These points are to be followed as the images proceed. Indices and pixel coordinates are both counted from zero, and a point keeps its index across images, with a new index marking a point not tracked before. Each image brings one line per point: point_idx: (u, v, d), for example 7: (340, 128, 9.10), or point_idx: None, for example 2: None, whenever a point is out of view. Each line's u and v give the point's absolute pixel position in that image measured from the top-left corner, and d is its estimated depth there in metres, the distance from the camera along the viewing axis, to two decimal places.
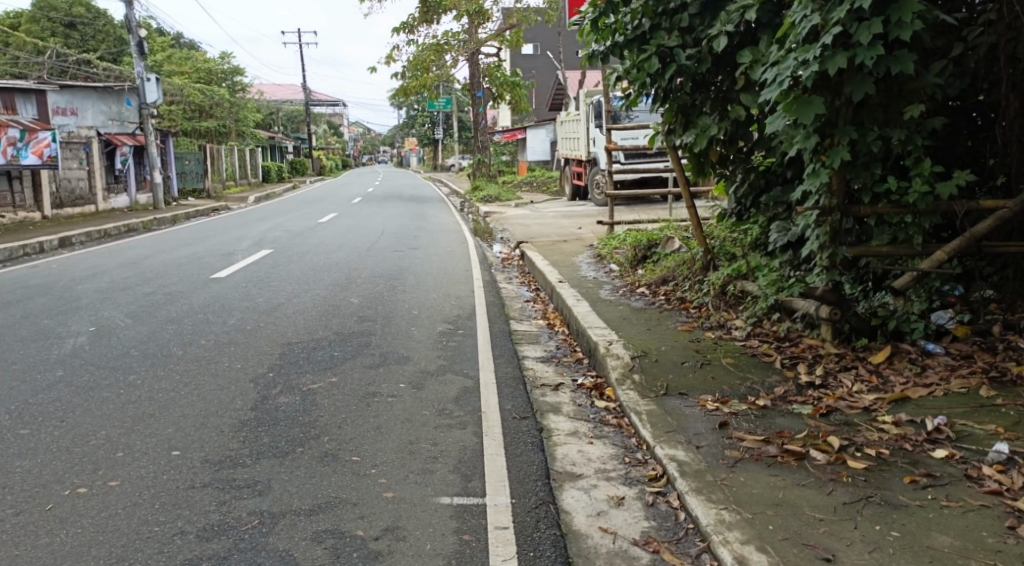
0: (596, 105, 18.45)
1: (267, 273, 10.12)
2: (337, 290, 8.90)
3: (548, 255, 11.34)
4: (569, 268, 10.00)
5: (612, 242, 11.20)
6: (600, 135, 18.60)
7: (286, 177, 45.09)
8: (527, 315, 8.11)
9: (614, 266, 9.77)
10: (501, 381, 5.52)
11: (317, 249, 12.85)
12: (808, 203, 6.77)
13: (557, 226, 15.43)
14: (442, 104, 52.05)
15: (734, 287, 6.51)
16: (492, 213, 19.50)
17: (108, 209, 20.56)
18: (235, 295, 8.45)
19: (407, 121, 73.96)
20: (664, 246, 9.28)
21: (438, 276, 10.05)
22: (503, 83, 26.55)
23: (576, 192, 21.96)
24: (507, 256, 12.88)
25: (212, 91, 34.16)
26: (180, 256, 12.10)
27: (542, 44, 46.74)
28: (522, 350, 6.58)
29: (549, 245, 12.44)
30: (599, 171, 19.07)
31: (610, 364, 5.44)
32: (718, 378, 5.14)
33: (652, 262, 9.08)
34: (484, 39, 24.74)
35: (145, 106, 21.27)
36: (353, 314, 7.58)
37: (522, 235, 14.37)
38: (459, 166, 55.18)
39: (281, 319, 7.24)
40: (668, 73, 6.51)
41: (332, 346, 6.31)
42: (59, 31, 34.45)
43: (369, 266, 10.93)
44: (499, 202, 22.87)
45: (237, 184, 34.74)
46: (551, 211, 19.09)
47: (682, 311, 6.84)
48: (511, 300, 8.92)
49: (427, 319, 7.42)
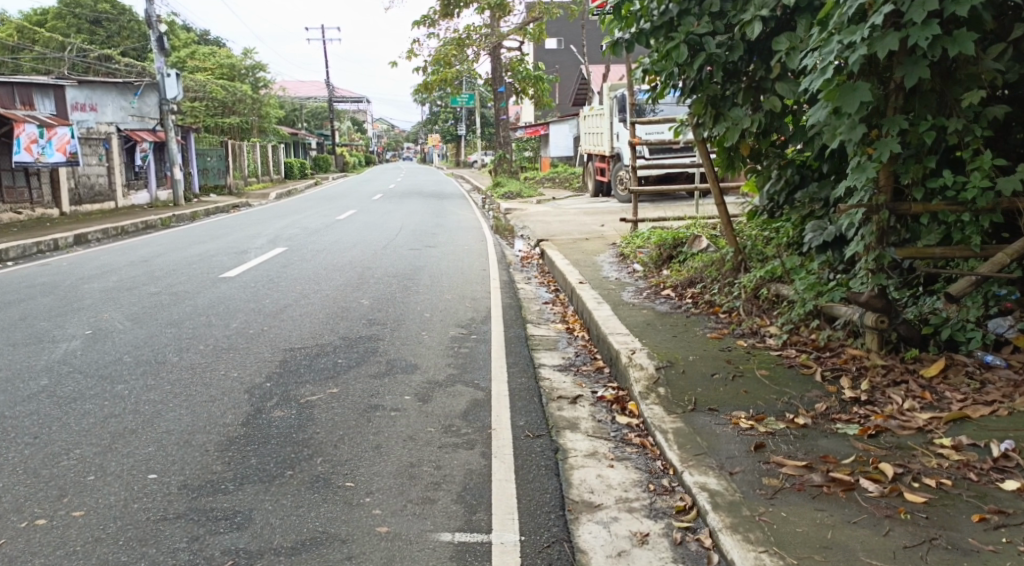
0: (620, 99, 17.96)
1: (278, 273, 9.77)
2: (349, 291, 8.53)
3: (568, 254, 10.91)
4: (590, 267, 9.59)
5: (635, 241, 10.77)
6: (624, 130, 18.12)
7: (308, 173, 44.99)
8: (545, 319, 7.70)
9: (637, 266, 9.35)
10: (514, 393, 5.12)
11: (332, 247, 12.53)
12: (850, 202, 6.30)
13: (579, 223, 14.99)
14: (465, 100, 51.76)
15: (768, 290, 6.05)
16: (512, 210, 19.11)
17: (127, 205, 20.41)
18: (242, 296, 8.11)
19: (430, 117, 73.62)
20: (690, 245, 8.81)
21: (454, 276, 9.67)
22: (525, 78, 26.08)
23: (599, 188, 21.49)
24: (527, 255, 12.48)
25: (234, 87, 34.05)
26: (192, 254, 11.82)
27: (566, 38, 46.16)
28: (539, 357, 6.18)
29: (570, 244, 12.02)
30: (623, 167, 18.59)
31: (633, 375, 5.00)
32: (751, 392, 4.70)
33: (677, 262, 8.64)
34: (506, 33, 24.29)
35: (165, 102, 21.11)
36: (362, 317, 7.21)
37: (543, 232, 13.95)
38: (482, 163, 54.79)
39: (286, 322, 6.89)
40: (698, 61, 6.05)
41: (336, 353, 5.93)
42: (84, 28, 34.49)
43: (384, 265, 10.55)
44: (521, 199, 22.47)
45: (259, 180, 34.59)
46: (573, 207, 18.64)
47: (710, 316, 6.39)
48: (528, 301, 8.52)
49: (440, 323, 7.04)
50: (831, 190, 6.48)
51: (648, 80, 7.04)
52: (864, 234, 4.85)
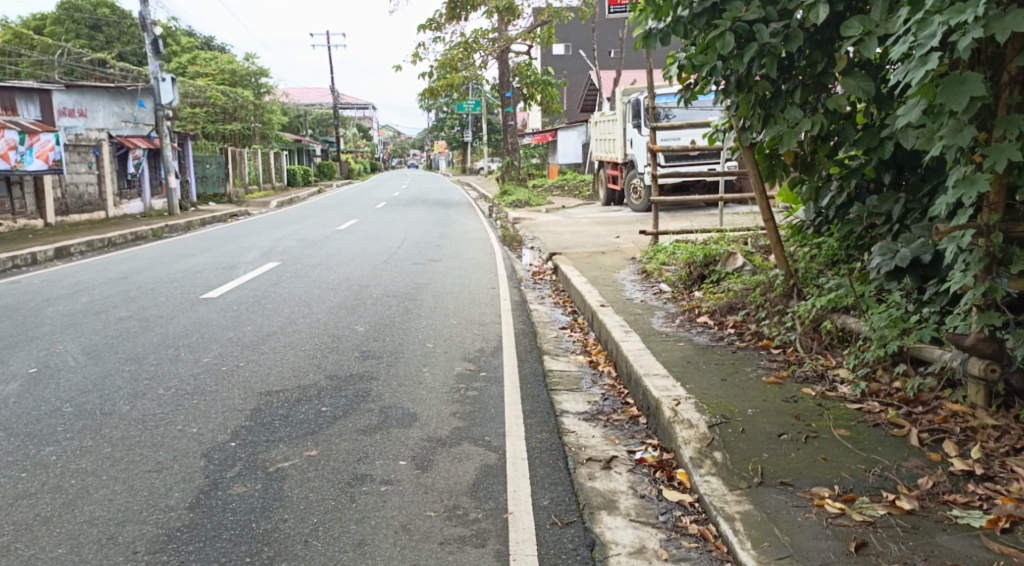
0: (634, 104, 17.04)
1: (266, 292, 8.86)
2: (342, 315, 7.61)
3: (584, 270, 9.99)
4: (610, 286, 8.68)
5: (659, 256, 9.85)
6: (638, 136, 17.18)
7: (312, 180, 44.18)
8: (563, 349, 6.77)
9: (664, 286, 8.44)
10: (534, 454, 4.18)
11: (329, 262, 11.61)
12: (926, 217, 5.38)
13: (593, 234, 14.09)
14: (470, 106, 50.93)
15: (832, 324, 5.11)
16: (521, 220, 18.19)
17: (119, 215, 19.56)
18: (221, 321, 7.20)
19: (435, 125, 72.74)
20: (723, 263, 7.93)
21: (460, 296, 8.76)
22: (534, 82, 25.17)
23: (611, 197, 20.54)
24: (539, 269, 11.57)
25: (235, 92, 33.28)
26: (176, 270, 10.91)
27: (574, 43, 45.22)
28: (560, 401, 5.24)
29: (586, 258, 11.11)
30: (637, 174, 17.65)
31: (680, 436, 4.05)
32: (832, 460, 3.76)
33: (710, 283, 7.73)
34: (514, 36, 23.38)
35: (160, 107, 20.30)
36: (354, 350, 6.27)
37: (555, 245, 13.01)
38: (489, 170, 53.86)
39: (267, 357, 5.96)
40: (747, 54, 5.13)
41: (321, 400, 4.99)
42: (83, 33, 33.80)
43: (383, 283, 9.65)
44: (530, 207, 21.55)
45: (260, 188, 33.71)
46: (584, 217, 17.69)
47: (762, 353, 5.45)
48: (544, 327, 7.60)
49: (444, 356, 6.12)
50: (897, 203, 5.58)
51: (682, 78, 6.13)
52: (966, 262, 3.92)
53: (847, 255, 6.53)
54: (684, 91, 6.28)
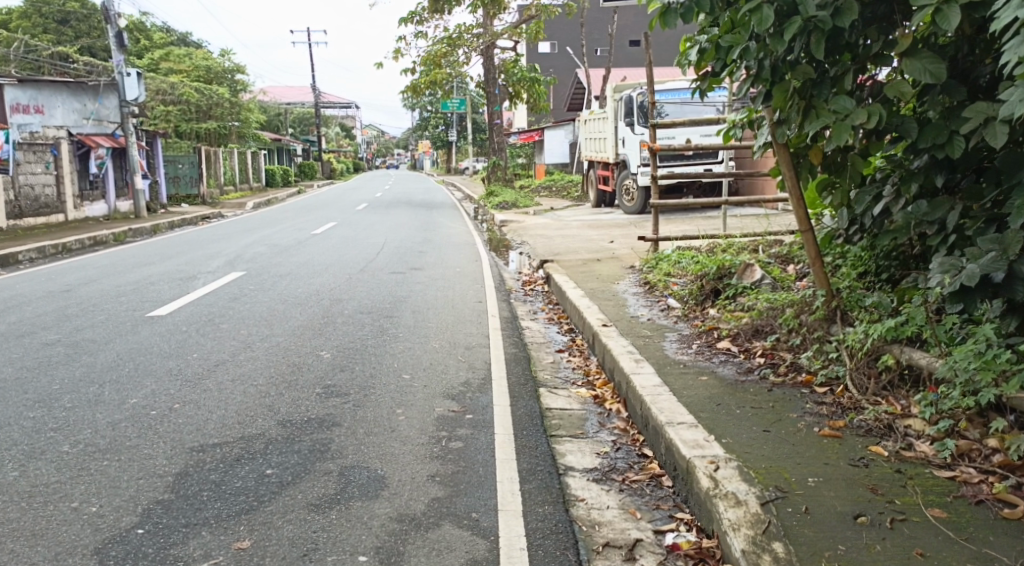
0: (627, 101, 16.12)
1: (222, 309, 7.87)
2: (306, 339, 6.62)
3: (580, 281, 9.07)
4: (611, 301, 7.77)
5: (662, 267, 8.94)
6: (630, 135, 16.26)
7: (293, 180, 43.02)
8: (562, 380, 5.83)
9: (672, 301, 7.53)
10: (535, 540, 3.23)
11: (300, 271, 10.63)
12: (995, 224, 4.45)
13: (585, 239, 13.18)
14: (455, 104, 49.82)
15: (893, 358, 4.18)
16: (508, 222, 17.25)
17: (79, 218, 18.47)
18: (163, 347, 6.20)
19: (419, 124, 71.48)
20: (740, 276, 7.10)
21: (443, 313, 7.80)
22: (520, 80, 24.24)
23: (601, 199, 19.63)
24: (529, 278, 10.65)
25: (210, 90, 32.10)
26: (128, 281, 9.88)
27: (561, 40, 44.31)
28: (563, 453, 4.28)
29: (579, 266, 10.20)
30: (629, 175, 16.75)
31: (725, 518, 3.09)
32: (933, 555, 2.82)
33: (727, 299, 6.87)
34: (499, 31, 22.40)
35: (125, 103, 19.19)
36: (314, 385, 5.30)
37: (545, 251, 12.06)
38: (474, 170, 52.89)
39: (208, 397, 4.99)
40: (790, 31, 4.21)
41: (267, 456, 4.02)
42: (52, 28, 32.64)
43: (358, 296, 8.68)
44: (517, 209, 20.63)
45: (237, 189, 32.56)
46: (574, 220, 16.75)
47: (806, 392, 4.50)
48: (539, 350, 6.65)
49: (423, 392, 5.16)
50: (956, 209, 4.67)
51: (701, 65, 5.20)
52: None
53: (885, 269, 5.64)
54: (700, 83, 5.37)
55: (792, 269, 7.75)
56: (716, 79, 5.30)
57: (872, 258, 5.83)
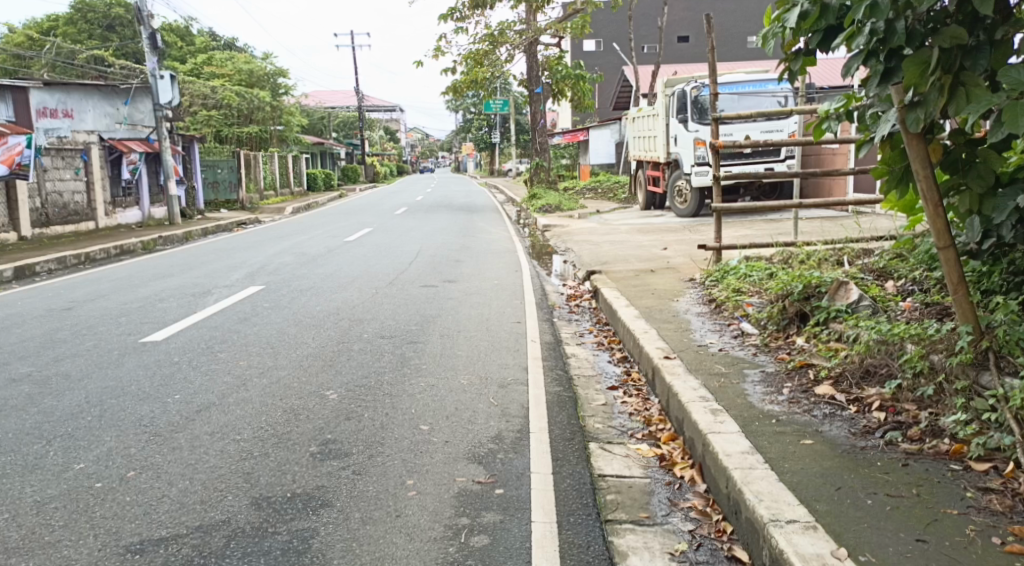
0: (679, 96, 14.89)
1: (227, 332, 6.89)
2: (314, 371, 5.57)
3: (633, 296, 7.93)
4: (672, 323, 6.62)
5: (729, 282, 7.73)
6: (683, 132, 15.01)
7: (335, 183, 42.37)
8: (616, 429, 4.65)
9: (747, 324, 6.36)
10: None
11: (324, 284, 9.65)
12: None
13: (635, 245, 12.00)
14: (498, 105, 48.74)
15: None
16: (553, 227, 16.13)
17: (111, 225, 17.86)
18: (143, 385, 5.20)
19: (462, 126, 70.58)
20: (832, 296, 5.94)
21: (477, 337, 6.71)
22: (565, 77, 23.09)
23: (651, 201, 18.38)
24: (575, 291, 9.51)
25: (251, 93, 31.39)
26: (136, 297, 9.00)
27: (607, 37, 43.06)
28: (626, 555, 3.14)
29: (631, 278, 9.04)
30: (682, 175, 15.51)
31: None
32: None
33: (818, 325, 5.69)
34: (543, 26, 21.26)
35: (158, 106, 18.49)
36: (310, 440, 4.22)
37: (592, 259, 10.90)
38: (518, 171, 51.83)
39: (173, 457, 3.96)
40: None
41: (224, 561, 2.97)
42: (97, 34, 32.50)
43: (382, 315, 7.65)
44: (562, 212, 19.49)
45: (279, 194, 31.94)
46: (622, 223, 15.54)
47: (965, 473, 3.34)
48: (587, 386, 5.51)
49: (444, 454, 4.06)
50: None
51: (797, 39, 4.10)
52: None
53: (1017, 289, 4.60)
54: (790, 62, 4.15)
55: (891, 287, 6.53)
56: (812, 56, 4.12)
57: (998, 273, 4.79)
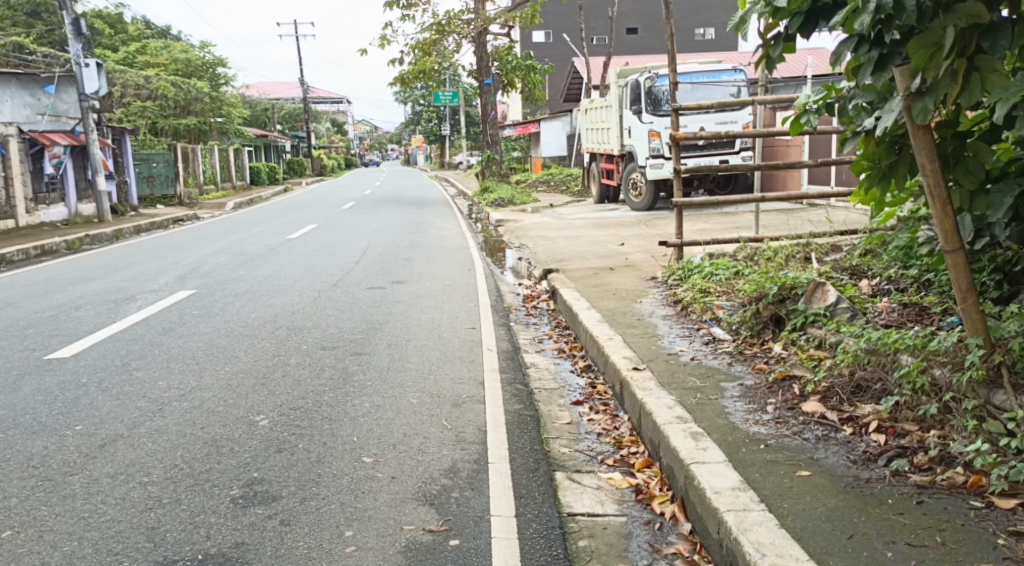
0: (633, 87, 14.48)
1: (148, 345, 6.21)
2: (243, 391, 4.95)
3: (593, 297, 7.46)
4: (637, 328, 6.15)
5: (694, 281, 7.31)
6: (637, 124, 14.60)
7: (280, 177, 41.13)
8: (584, 453, 4.14)
9: (719, 329, 5.92)
10: None
11: (261, 288, 8.97)
12: None
13: (592, 241, 11.54)
14: (447, 97, 47.97)
15: None
16: (505, 222, 15.61)
17: (32, 223, 16.76)
18: (40, 414, 4.52)
19: (411, 119, 69.53)
20: (809, 298, 5.54)
21: (426, 346, 6.15)
22: (516, 67, 22.53)
23: (605, 194, 17.95)
24: (532, 290, 9.00)
25: (187, 83, 30.07)
26: (51, 305, 8.22)
27: (557, 28, 42.60)
28: None
29: (591, 277, 8.57)
30: (636, 168, 15.11)
31: None
32: None
33: (796, 331, 5.28)
34: (492, 15, 20.65)
35: (84, 96, 17.40)
36: (233, 480, 3.62)
37: (548, 255, 10.40)
38: (468, 164, 51.16)
39: (62, 508, 3.33)
40: None
41: None
42: (21, 20, 30.85)
43: (322, 323, 7.03)
44: (514, 206, 18.97)
45: (219, 188, 30.77)
46: (577, 218, 15.09)
47: (992, 512, 2.95)
48: (549, 402, 5.00)
49: (389, 495, 3.51)
50: None
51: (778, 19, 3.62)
52: None
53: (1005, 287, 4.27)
54: (769, 49, 3.75)
55: (864, 286, 6.18)
56: (793, 42, 3.70)
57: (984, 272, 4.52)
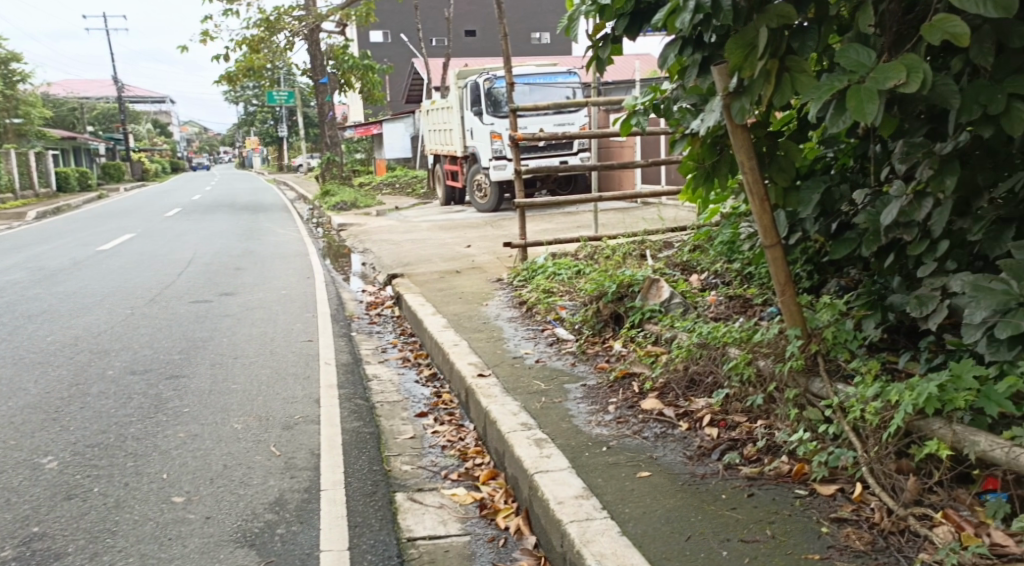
0: (472, 88, 14.49)
1: None
2: (33, 430, 4.43)
3: (438, 302, 7.31)
4: (481, 332, 6.06)
5: (537, 282, 7.32)
6: (478, 125, 14.61)
7: (96, 183, 38.11)
8: (428, 468, 3.99)
9: (563, 330, 5.93)
10: None
11: (67, 307, 8.17)
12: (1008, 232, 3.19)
13: (437, 243, 11.38)
14: (281, 97, 46.25)
15: (929, 447, 2.89)
16: (346, 226, 15.17)
17: None
18: None
19: (243, 120, 66.50)
20: (646, 295, 5.65)
21: (253, 364, 5.78)
22: (351, 67, 21.98)
23: (450, 196, 17.85)
24: (375, 297, 8.74)
25: None
26: None
27: (393, 28, 42.05)
28: None
29: (434, 281, 8.42)
30: (479, 168, 15.10)
31: None
32: None
33: (634, 329, 5.36)
34: (324, 12, 20.03)
35: None
36: (13, 539, 3.20)
37: (390, 260, 10.15)
38: (306, 166, 49.56)
39: None
40: None
41: None
42: None
43: (136, 344, 6.47)
44: (356, 210, 18.48)
45: (22, 196, 28.03)
46: (422, 220, 14.89)
47: (817, 499, 3.06)
48: (390, 415, 4.81)
49: (200, 540, 3.21)
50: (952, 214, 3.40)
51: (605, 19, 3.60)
52: None
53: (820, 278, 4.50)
54: (597, 50, 3.74)
55: (695, 281, 6.39)
56: (620, 44, 3.71)
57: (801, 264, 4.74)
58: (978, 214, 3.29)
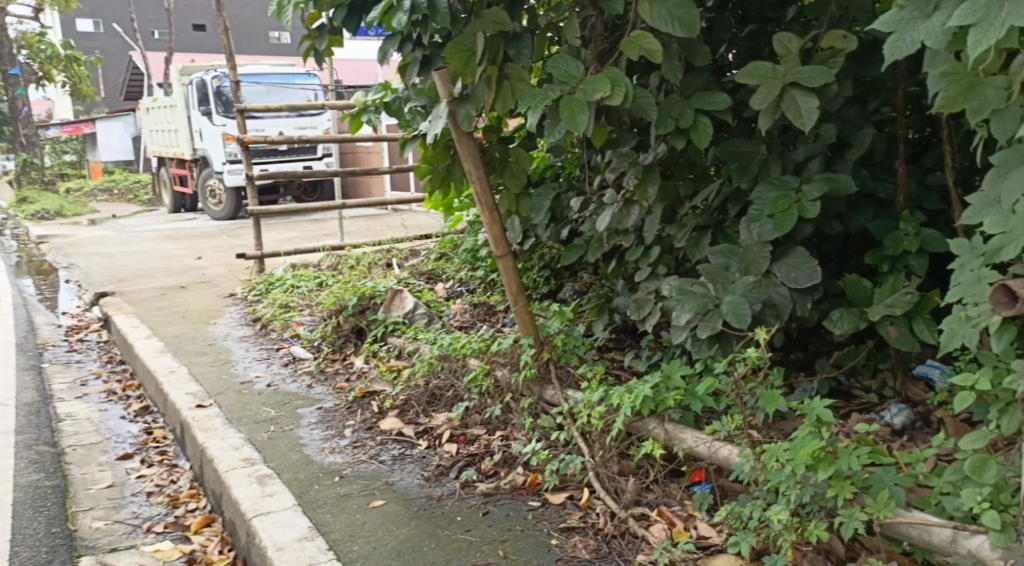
0: (198, 87, 13.55)
1: None
2: None
3: (158, 322, 6.57)
4: (208, 354, 5.50)
5: (273, 296, 6.84)
6: (208, 127, 13.65)
7: None
8: (131, 522, 3.48)
9: (300, 347, 5.54)
10: None
11: None
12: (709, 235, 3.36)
13: (161, 255, 10.35)
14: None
15: (648, 447, 2.95)
16: (51, 237, 13.40)
17: None
18: None
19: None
20: (388, 307, 5.43)
21: None
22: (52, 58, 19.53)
23: (180, 202, 16.46)
24: (80, 319, 7.72)
25: None
26: None
27: None
28: None
29: (152, 298, 7.60)
30: (212, 173, 14.04)
31: None
32: None
33: (376, 343, 5.13)
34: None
35: None
36: None
37: (101, 276, 9.05)
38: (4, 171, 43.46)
39: None
40: None
41: None
42: None
43: None
44: (61, 219, 16.39)
45: None
46: (145, 230, 13.55)
47: (549, 510, 3.02)
48: (87, 461, 4.17)
49: None
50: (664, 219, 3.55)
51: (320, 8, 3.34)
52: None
53: None
54: (316, 41, 3.48)
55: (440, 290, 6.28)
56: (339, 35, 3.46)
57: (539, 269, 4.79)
58: (682, 222, 3.43)
